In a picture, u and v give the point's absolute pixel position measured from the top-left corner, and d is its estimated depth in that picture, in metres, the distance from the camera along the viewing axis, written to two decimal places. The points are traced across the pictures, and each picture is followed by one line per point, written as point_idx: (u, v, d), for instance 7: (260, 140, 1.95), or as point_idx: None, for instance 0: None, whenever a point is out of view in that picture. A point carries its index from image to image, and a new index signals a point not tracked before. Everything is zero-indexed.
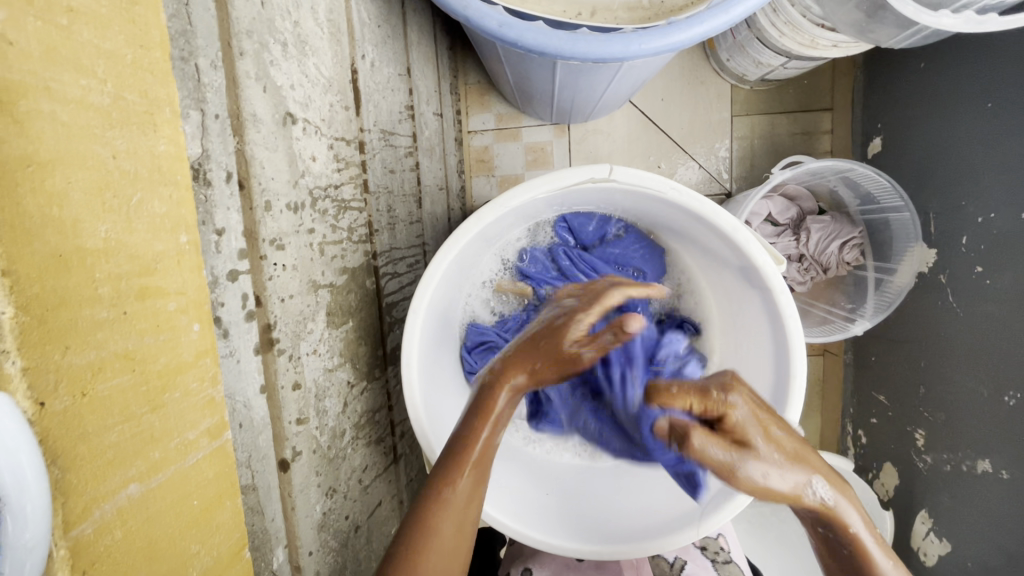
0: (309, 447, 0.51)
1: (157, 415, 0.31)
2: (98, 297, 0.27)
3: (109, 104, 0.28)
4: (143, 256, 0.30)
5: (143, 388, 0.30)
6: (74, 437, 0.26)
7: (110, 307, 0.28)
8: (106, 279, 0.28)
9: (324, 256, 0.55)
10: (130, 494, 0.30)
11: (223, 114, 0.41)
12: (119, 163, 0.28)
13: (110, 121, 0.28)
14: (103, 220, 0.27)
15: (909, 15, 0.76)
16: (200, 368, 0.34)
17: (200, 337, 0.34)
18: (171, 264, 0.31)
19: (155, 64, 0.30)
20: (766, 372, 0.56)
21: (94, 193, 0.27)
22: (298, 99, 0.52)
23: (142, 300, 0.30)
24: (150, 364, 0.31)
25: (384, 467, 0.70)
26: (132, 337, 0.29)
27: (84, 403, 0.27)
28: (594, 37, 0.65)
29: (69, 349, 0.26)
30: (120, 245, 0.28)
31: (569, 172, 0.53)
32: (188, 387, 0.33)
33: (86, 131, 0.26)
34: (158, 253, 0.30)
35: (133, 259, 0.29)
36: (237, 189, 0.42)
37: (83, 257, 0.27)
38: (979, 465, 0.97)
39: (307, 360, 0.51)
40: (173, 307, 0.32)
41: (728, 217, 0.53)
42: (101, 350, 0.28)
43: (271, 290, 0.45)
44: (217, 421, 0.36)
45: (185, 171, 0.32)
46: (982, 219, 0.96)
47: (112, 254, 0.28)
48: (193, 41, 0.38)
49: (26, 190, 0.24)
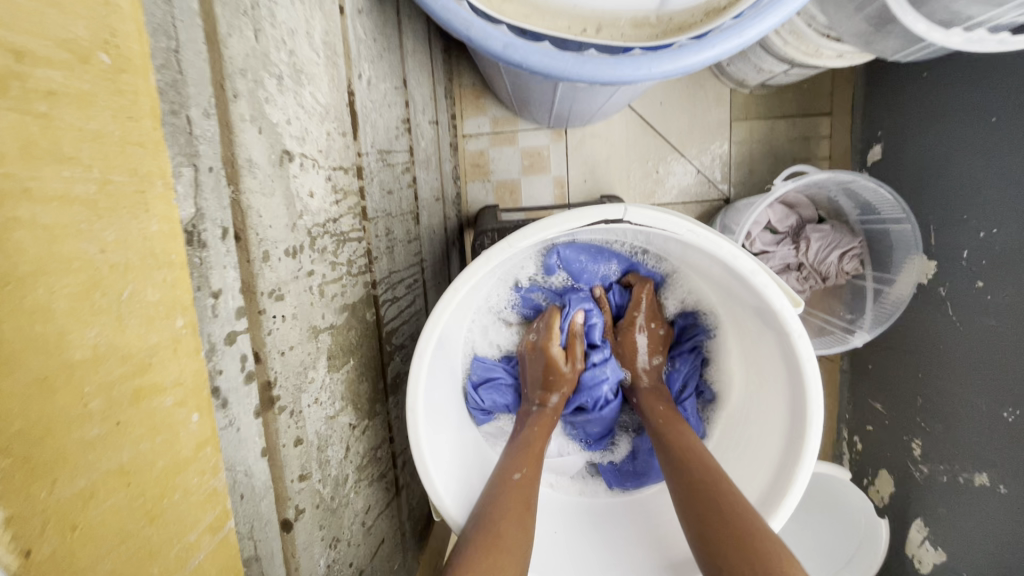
0: (311, 502, 0.48)
1: (154, 525, 0.30)
2: (89, 414, 0.26)
3: (96, 192, 0.26)
4: (136, 354, 0.28)
5: (139, 500, 0.29)
6: (67, 566, 0.25)
7: (102, 422, 0.27)
8: (97, 391, 0.26)
9: (324, 297, 0.52)
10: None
11: (218, 165, 0.38)
12: (108, 256, 0.26)
13: (97, 210, 0.26)
14: (91, 325, 0.26)
15: (920, 33, 0.74)
16: (199, 461, 0.32)
17: (198, 428, 0.32)
18: (167, 355, 0.29)
19: (145, 134, 0.27)
20: (783, 414, 0.55)
21: (81, 297, 0.25)
22: (294, 134, 0.49)
23: (136, 404, 0.28)
24: (146, 474, 0.29)
25: (386, 503, 0.68)
26: (127, 448, 0.28)
27: (75, 537, 0.26)
28: (603, 59, 0.62)
29: (57, 481, 0.25)
30: (111, 350, 0.27)
31: (581, 213, 0.51)
32: (188, 484, 0.32)
33: (70, 228, 0.25)
34: (153, 346, 0.29)
35: (128, 361, 0.28)
36: (233, 243, 0.39)
37: (70, 374, 0.25)
38: (976, 478, 0.98)
39: (309, 412, 0.48)
40: (170, 401, 0.30)
41: (747, 260, 0.51)
42: (93, 472, 0.27)
43: (270, 346, 0.43)
44: (220, 512, 0.35)
45: (180, 248, 0.29)
46: (984, 234, 0.96)
47: (103, 361, 0.27)
48: (185, 90, 0.35)
49: (5, 315, 0.23)
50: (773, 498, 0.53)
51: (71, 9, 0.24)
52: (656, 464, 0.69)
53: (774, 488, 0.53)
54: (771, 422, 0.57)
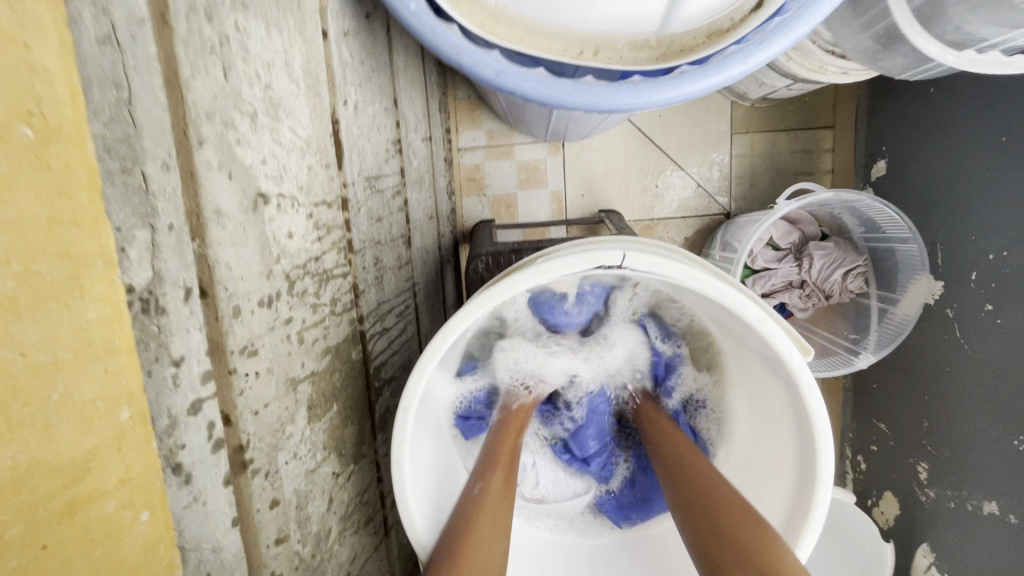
0: (289, 566, 0.46)
1: None
2: (6, 543, 0.24)
3: (16, 287, 0.24)
4: (69, 463, 0.26)
5: None
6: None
7: (23, 548, 0.25)
8: (15, 516, 0.24)
9: (304, 344, 0.50)
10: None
11: (179, 222, 0.35)
12: (30, 359, 0.24)
13: (18, 308, 0.24)
14: (9, 445, 0.24)
15: (931, 54, 0.71)
16: (150, 560, 0.31)
17: (148, 524, 0.30)
18: (109, 453, 0.28)
19: (80, 213, 0.26)
20: (788, 460, 0.52)
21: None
22: (271, 173, 0.46)
23: (67, 518, 0.26)
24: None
25: (374, 547, 0.65)
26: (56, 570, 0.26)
27: None
28: (600, 88, 0.59)
29: None
30: (35, 466, 0.25)
31: (574, 257, 0.47)
32: None
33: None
34: (89, 450, 0.27)
35: (56, 475, 0.26)
36: (198, 302, 0.36)
37: None
38: (986, 506, 0.95)
39: (286, 470, 0.45)
40: (112, 502, 0.28)
41: (754, 308, 0.47)
42: None
43: (242, 407, 0.40)
44: None
45: (125, 333, 0.28)
46: (993, 256, 0.93)
47: (23, 483, 0.25)
48: (138, 145, 0.32)
49: None
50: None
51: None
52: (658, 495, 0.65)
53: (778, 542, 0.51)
54: (774, 468, 0.54)
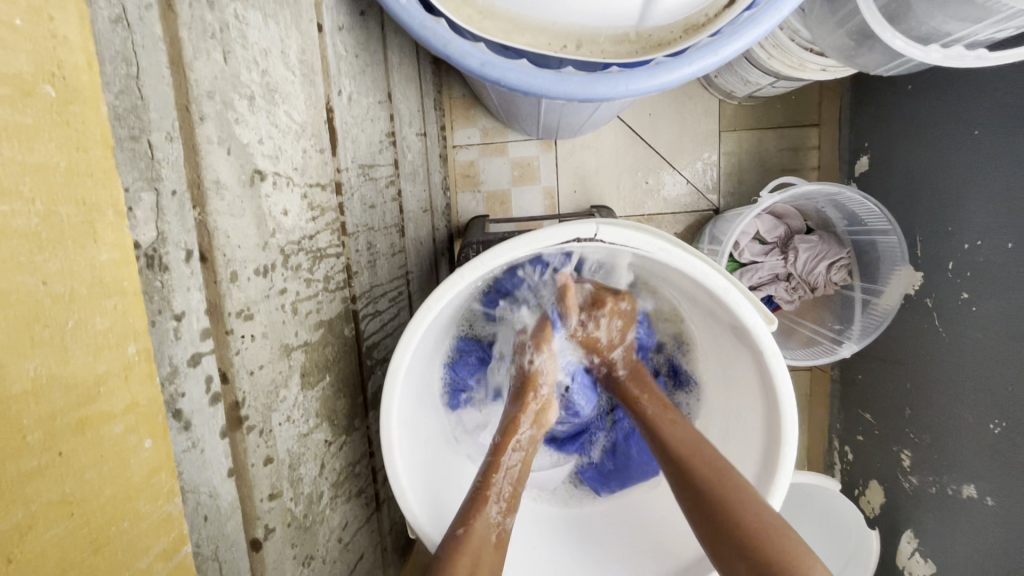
0: (282, 521, 0.48)
1: (99, 556, 0.30)
2: (27, 446, 0.26)
3: (38, 222, 0.26)
4: (83, 384, 0.28)
5: (82, 532, 0.29)
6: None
7: (41, 454, 0.27)
8: (36, 423, 0.26)
9: (297, 315, 0.52)
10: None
11: (181, 189, 0.38)
12: (50, 287, 0.27)
13: (39, 242, 0.26)
14: (32, 355, 0.26)
15: (899, 49, 0.74)
16: (152, 488, 0.33)
17: (152, 453, 0.32)
18: (116, 382, 0.30)
19: (95, 165, 0.28)
20: (758, 428, 0.55)
21: (20, 330, 0.25)
22: (267, 153, 0.49)
23: (81, 433, 0.29)
24: (91, 503, 0.29)
25: (366, 518, 0.68)
26: (70, 480, 0.28)
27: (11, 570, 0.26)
28: (580, 77, 0.63)
29: None
30: (52, 380, 0.27)
31: (552, 231, 0.50)
32: (138, 512, 0.32)
33: (12, 260, 0.25)
34: (100, 374, 0.29)
35: (72, 391, 0.28)
36: (198, 265, 0.40)
37: (8, 405, 0.25)
38: (965, 489, 0.97)
39: (280, 430, 0.48)
40: (120, 429, 0.30)
41: (719, 278, 0.51)
42: (32, 505, 0.27)
43: (238, 365, 0.43)
44: (176, 537, 0.35)
45: (132, 275, 0.30)
46: (968, 245, 0.96)
47: (44, 393, 0.27)
48: (145, 115, 0.35)
49: None
50: None
51: (16, 46, 0.25)
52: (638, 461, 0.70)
53: None
54: (745, 437, 0.57)
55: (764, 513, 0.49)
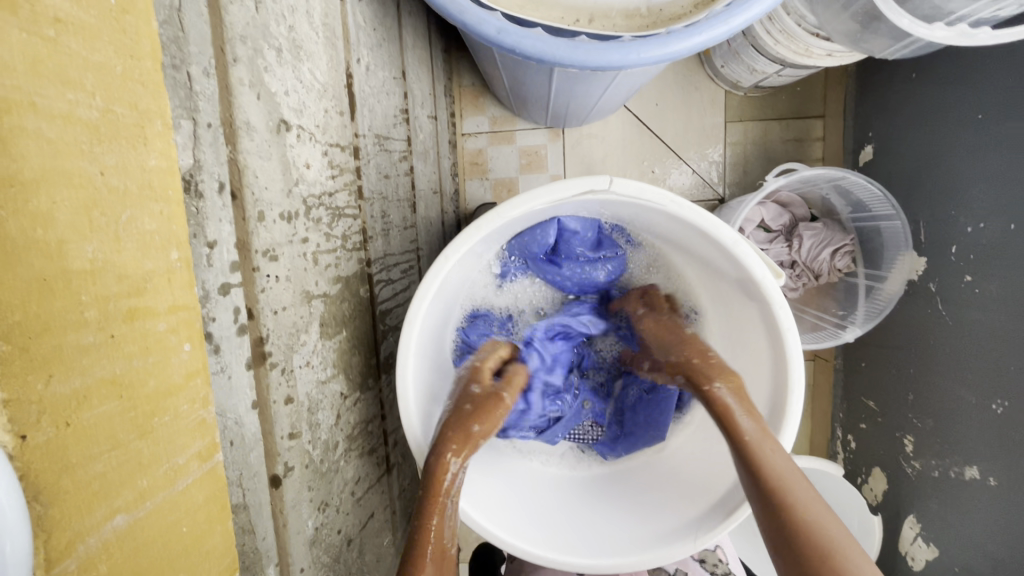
0: (300, 462, 0.49)
1: (145, 441, 0.33)
2: (84, 321, 0.29)
3: (98, 119, 0.29)
4: (132, 277, 0.31)
5: (130, 414, 0.32)
6: (59, 469, 0.28)
7: (96, 331, 0.29)
8: (92, 301, 0.29)
9: (318, 266, 0.54)
10: (117, 525, 0.31)
11: (216, 123, 0.40)
12: (107, 179, 0.29)
13: (98, 135, 0.29)
14: (90, 239, 0.28)
15: (904, 28, 0.76)
16: (190, 390, 0.35)
17: (189, 357, 0.35)
18: (161, 283, 0.32)
19: (145, 75, 0.31)
20: (764, 383, 0.57)
21: (80, 212, 0.28)
22: (293, 105, 0.50)
23: (130, 322, 0.31)
24: (137, 389, 0.32)
25: (377, 478, 0.69)
26: (119, 362, 0.31)
27: (68, 433, 0.28)
28: (594, 45, 0.64)
29: (52, 378, 0.27)
30: (107, 265, 0.29)
31: (569, 183, 0.53)
32: (178, 409, 0.34)
33: (74, 146, 0.27)
34: (148, 272, 0.32)
35: (123, 280, 0.30)
36: (229, 200, 0.41)
37: (68, 278, 0.28)
38: (967, 472, 0.98)
39: (300, 373, 0.49)
40: (163, 327, 0.33)
41: (728, 231, 0.53)
42: (87, 377, 0.29)
43: (264, 303, 0.44)
44: (207, 443, 0.37)
45: (176, 185, 0.33)
46: (972, 229, 0.97)
47: (99, 275, 0.29)
48: (185, 48, 0.37)
49: (9, 213, 0.25)
50: None
51: None
52: (642, 425, 0.71)
53: None
54: (751, 396, 0.58)
55: (834, 532, 0.45)
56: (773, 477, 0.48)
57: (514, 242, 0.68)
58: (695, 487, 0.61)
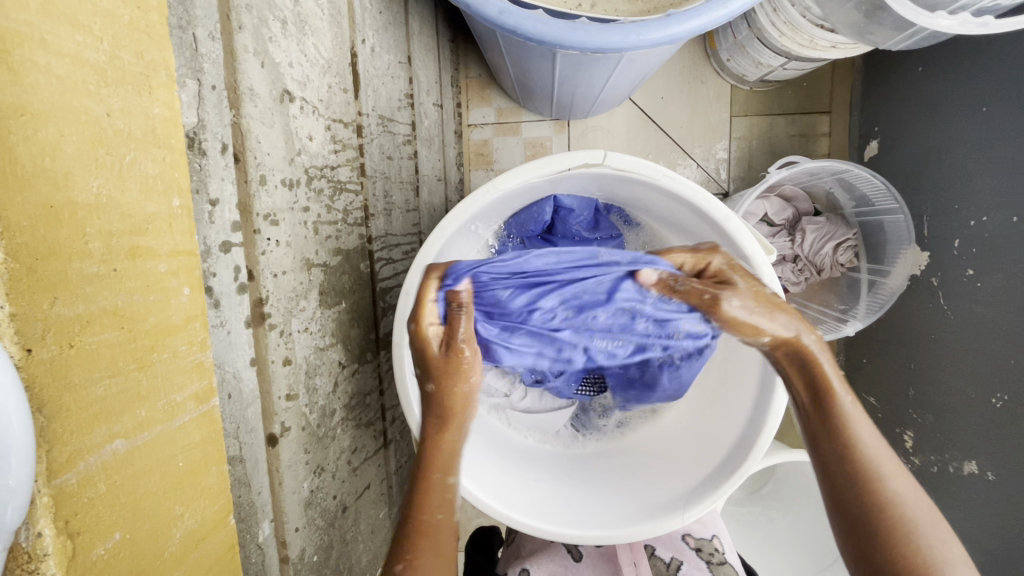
0: (297, 424, 0.51)
1: (144, 373, 0.34)
2: (88, 252, 0.30)
3: (106, 63, 0.30)
4: (135, 216, 0.33)
5: (131, 346, 0.33)
6: (60, 387, 0.29)
7: (100, 263, 0.31)
8: (97, 235, 0.30)
9: (318, 236, 0.55)
10: (115, 449, 0.33)
11: (220, 86, 0.42)
12: (112, 120, 0.31)
13: (105, 78, 0.30)
14: (95, 175, 0.30)
15: (907, 15, 0.77)
16: (188, 332, 0.37)
17: (188, 301, 0.37)
18: (162, 226, 0.34)
19: (152, 26, 0.33)
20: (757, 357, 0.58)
21: (87, 148, 0.29)
22: (297, 77, 0.52)
23: (132, 259, 0.33)
24: (138, 323, 0.33)
25: (374, 450, 0.70)
26: (122, 294, 0.32)
27: (71, 354, 0.29)
28: (593, 27, 0.65)
29: (57, 301, 0.28)
30: (111, 203, 0.31)
31: (564, 157, 0.55)
32: (176, 349, 0.36)
33: (81, 86, 0.29)
34: (150, 215, 0.33)
35: (126, 219, 0.32)
36: (232, 161, 0.43)
37: (73, 210, 0.29)
38: (966, 466, 0.97)
39: (298, 337, 0.51)
40: (163, 268, 0.34)
41: (720, 205, 0.54)
42: (90, 304, 0.30)
43: (264, 264, 0.45)
44: (204, 385, 0.39)
45: (178, 135, 0.35)
46: (975, 222, 0.97)
47: (104, 211, 0.31)
48: (192, 11, 0.39)
49: (18, 138, 0.26)
50: (737, 456, 0.58)
51: None
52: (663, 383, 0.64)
53: (749, 429, 0.58)
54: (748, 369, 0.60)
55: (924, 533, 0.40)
56: (868, 464, 0.43)
57: (512, 220, 0.70)
58: (687, 466, 0.62)
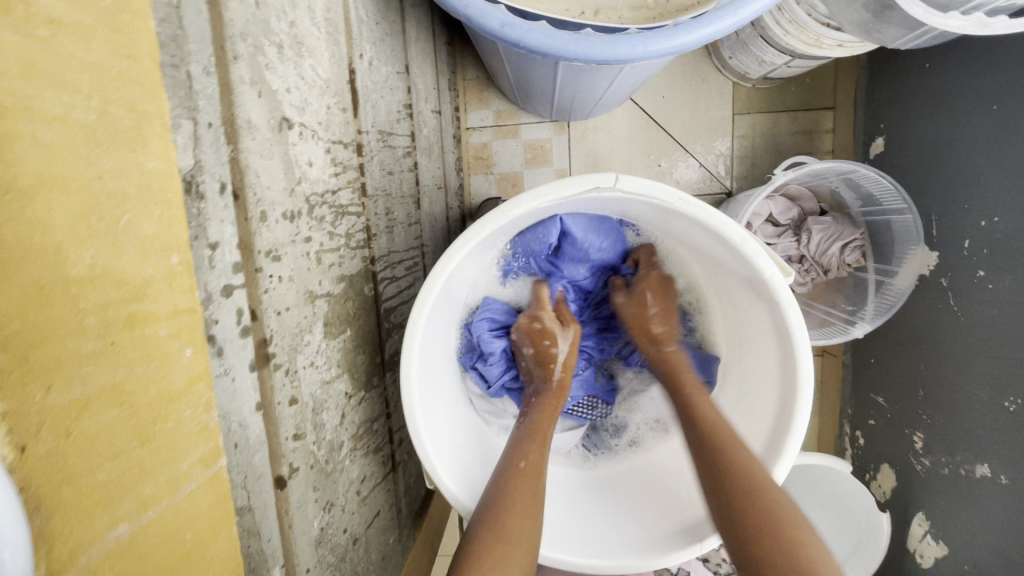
0: (305, 463, 0.49)
1: (147, 448, 0.33)
2: (84, 330, 0.29)
3: (95, 119, 0.29)
4: (133, 282, 0.31)
5: (132, 420, 0.32)
6: (59, 479, 0.28)
7: (96, 339, 0.29)
8: (93, 309, 0.29)
9: (321, 265, 0.53)
10: (119, 533, 0.32)
11: (217, 122, 0.39)
12: (105, 183, 0.29)
13: (94, 138, 0.29)
14: (88, 245, 0.29)
15: (917, 16, 0.75)
16: (192, 395, 0.36)
17: (191, 362, 0.35)
18: (163, 287, 0.33)
19: (143, 74, 0.31)
20: (774, 378, 0.57)
21: (78, 218, 0.28)
22: (295, 103, 0.50)
23: (131, 328, 0.31)
24: (139, 396, 0.32)
25: (383, 476, 0.68)
26: (120, 369, 0.31)
27: (69, 443, 0.28)
28: (598, 39, 0.63)
29: (51, 388, 0.27)
30: (106, 272, 0.30)
31: (571, 181, 0.53)
32: (180, 415, 0.35)
33: (70, 151, 0.28)
34: (147, 277, 0.32)
35: (123, 286, 0.31)
36: (231, 200, 0.41)
37: (66, 287, 0.28)
38: (978, 469, 0.96)
39: (304, 373, 0.49)
40: (164, 333, 0.33)
41: (736, 228, 0.52)
42: (88, 385, 0.29)
43: (266, 303, 0.44)
44: (211, 448, 0.38)
45: (176, 187, 0.33)
46: (985, 223, 0.95)
47: (99, 282, 0.29)
48: (185, 46, 0.36)
49: (5, 221, 0.25)
50: None
51: None
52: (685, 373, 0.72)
53: (770, 453, 0.55)
54: (762, 390, 0.59)
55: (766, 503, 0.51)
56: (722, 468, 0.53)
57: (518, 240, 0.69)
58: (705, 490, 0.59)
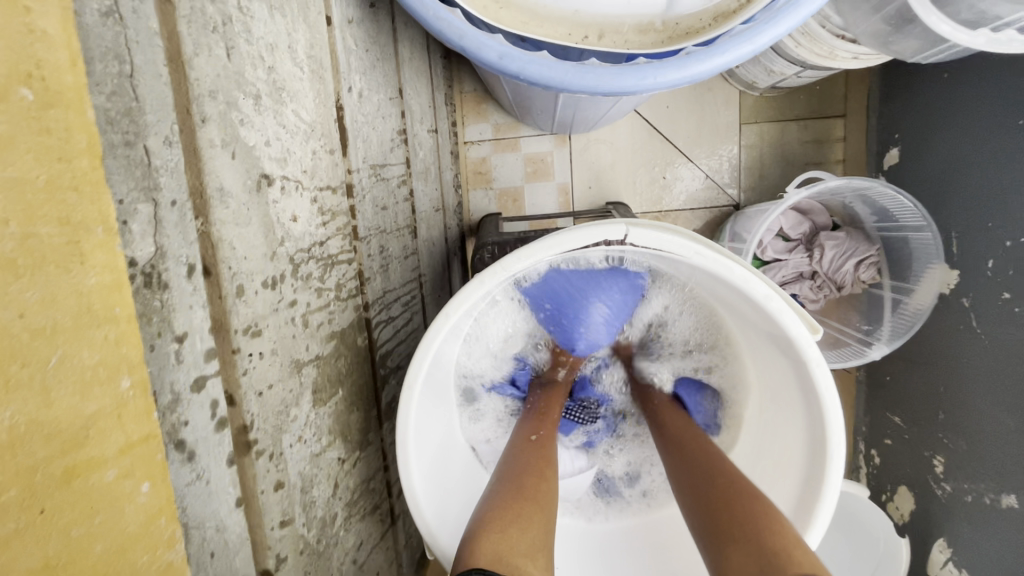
0: (294, 549, 0.46)
1: None
2: (3, 505, 0.25)
3: (17, 248, 0.25)
4: (68, 430, 0.28)
5: None
6: None
7: (19, 512, 0.26)
8: (14, 478, 0.25)
9: (309, 328, 0.49)
10: None
11: (181, 199, 0.35)
12: (29, 321, 0.26)
13: (17, 269, 0.25)
14: (8, 403, 0.25)
15: (945, 34, 0.71)
16: (149, 537, 0.32)
17: (147, 499, 0.32)
18: (107, 424, 0.29)
19: (81, 177, 0.28)
20: (800, 435, 0.55)
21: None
22: (275, 155, 0.45)
23: (67, 483, 0.28)
24: (80, 560, 0.28)
25: (381, 535, 0.65)
26: (54, 539, 0.27)
27: None
28: (605, 69, 0.58)
29: None
30: (32, 428, 0.26)
31: (577, 233, 0.49)
32: (136, 563, 0.31)
33: None
34: (89, 416, 0.29)
35: (55, 439, 0.27)
36: (201, 280, 0.37)
37: None
38: (1004, 499, 0.90)
39: (290, 452, 0.46)
40: (112, 475, 0.30)
41: (759, 283, 0.49)
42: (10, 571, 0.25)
43: (246, 386, 0.40)
44: None
45: (123, 300, 0.30)
46: (1011, 242, 0.89)
47: (22, 443, 0.26)
48: (142, 119, 0.33)
49: None
50: None
51: None
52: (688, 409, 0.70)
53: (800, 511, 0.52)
54: (788, 448, 0.56)
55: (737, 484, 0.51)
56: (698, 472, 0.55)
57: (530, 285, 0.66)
58: None
